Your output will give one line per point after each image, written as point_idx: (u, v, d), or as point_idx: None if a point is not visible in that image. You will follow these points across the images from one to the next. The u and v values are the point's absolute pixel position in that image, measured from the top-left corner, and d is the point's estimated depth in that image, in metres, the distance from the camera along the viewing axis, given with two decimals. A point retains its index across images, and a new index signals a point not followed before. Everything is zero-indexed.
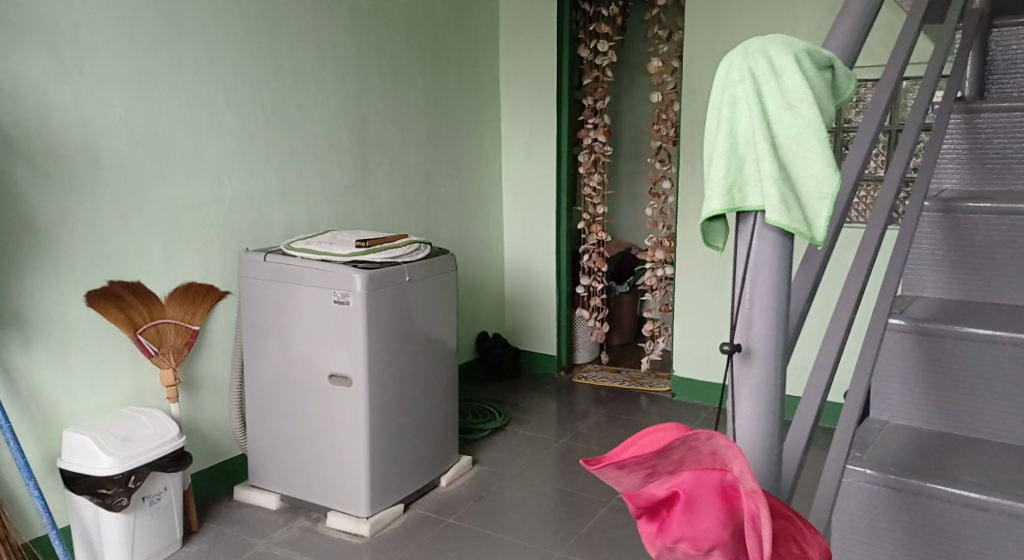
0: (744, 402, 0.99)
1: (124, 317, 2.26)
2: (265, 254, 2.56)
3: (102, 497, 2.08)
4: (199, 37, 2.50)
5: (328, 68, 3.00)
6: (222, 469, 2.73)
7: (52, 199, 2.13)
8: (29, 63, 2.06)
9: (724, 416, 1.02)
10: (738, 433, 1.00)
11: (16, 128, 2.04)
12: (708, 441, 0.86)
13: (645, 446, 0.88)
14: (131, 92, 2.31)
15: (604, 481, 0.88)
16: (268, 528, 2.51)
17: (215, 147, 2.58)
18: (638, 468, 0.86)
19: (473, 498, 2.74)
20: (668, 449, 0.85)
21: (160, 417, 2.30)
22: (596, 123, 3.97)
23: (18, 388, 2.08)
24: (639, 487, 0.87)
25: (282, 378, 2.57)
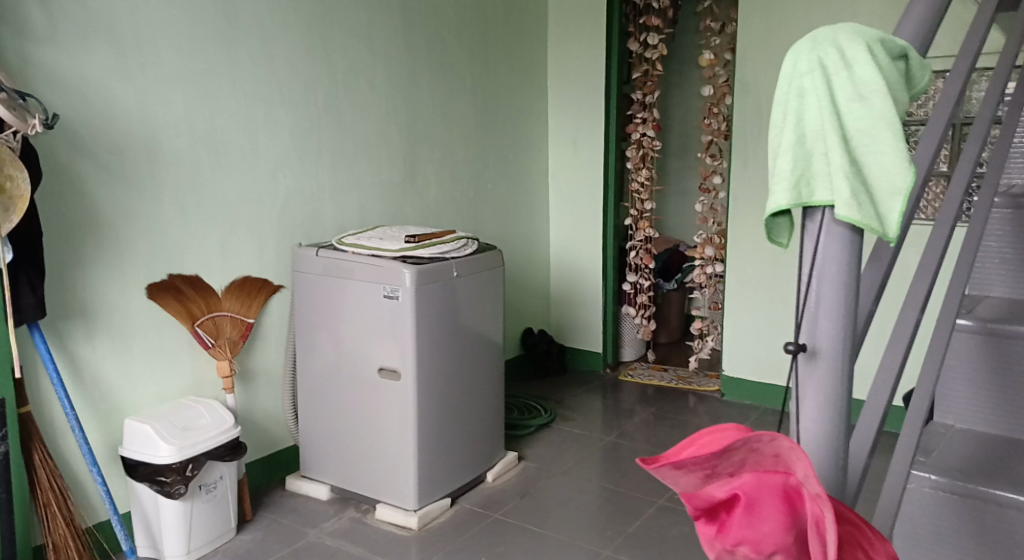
0: (809, 402, 0.97)
1: (184, 310, 2.33)
2: (317, 249, 2.60)
3: (161, 485, 2.14)
4: (255, 36, 2.54)
5: (379, 65, 3.03)
6: (274, 459, 2.78)
7: (115, 195, 2.19)
8: (94, 62, 2.12)
9: (786, 417, 0.99)
10: (802, 435, 0.98)
11: (81, 125, 2.10)
12: (771, 443, 0.85)
13: (706, 447, 0.88)
14: (190, 90, 2.36)
15: (662, 480, 0.88)
16: (319, 518, 2.56)
17: (270, 144, 2.63)
18: (698, 468, 0.86)
19: (520, 494, 2.74)
20: (729, 449, 0.85)
21: (217, 408, 2.36)
22: (644, 117, 3.92)
23: (83, 377, 2.16)
24: (699, 488, 0.86)
25: (333, 371, 2.61)
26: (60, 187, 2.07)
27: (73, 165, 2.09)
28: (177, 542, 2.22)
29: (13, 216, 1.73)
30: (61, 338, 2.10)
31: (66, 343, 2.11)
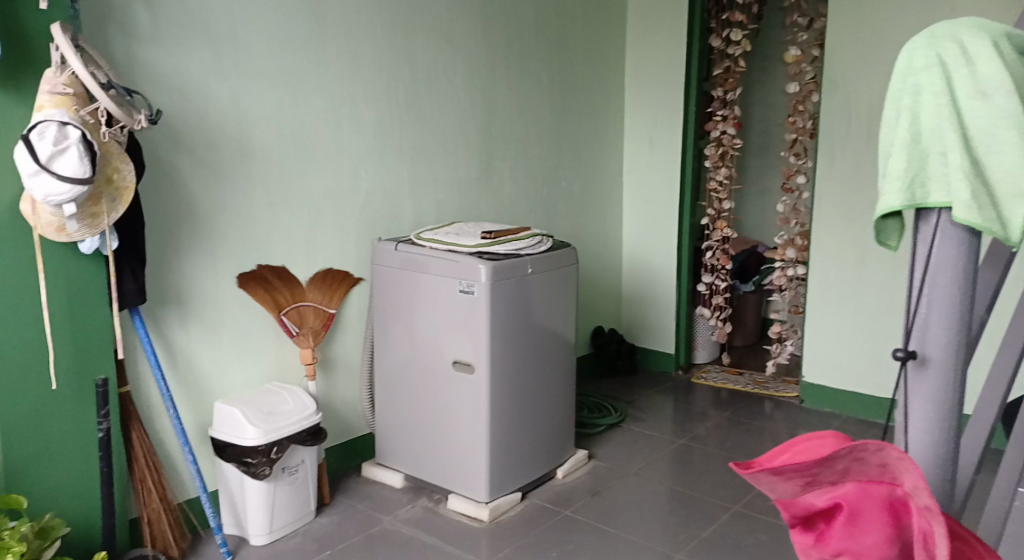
0: (917, 412, 0.93)
1: (271, 299, 2.44)
2: (396, 243, 2.65)
3: (247, 465, 2.23)
4: (342, 35, 2.61)
5: (459, 63, 3.07)
6: (350, 446, 2.86)
7: (209, 188, 2.29)
8: (193, 61, 2.21)
9: (892, 427, 0.96)
10: (910, 446, 0.93)
11: (181, 121, 2.20)
12: (878, 452, 0.81)
13: (804, 454, 0.85)
14: (280, 88, 2.44)
15: (757, 487, 0.87)
16: (393, 506, 2.61)
17: (353, 140, 2.69)
18: (797, 476, 0.84)
19: (590, 492, 2.74)
20: (831, 459, 0.82)
21: (300, 394, 2.44)
22: (725, 114, 3.83)
23: (177, 361, 2.26)
24: (797, 496, 0.85)
25: (408, 363, 2.66)
26: (160, 180, 2.17)
27: (172, 158, 2.19)
28: (260, 522, 2.30)
29: (119, 206, 1.82)
30: (158, 323, 2.21)
31: (162, 328, 2.22)
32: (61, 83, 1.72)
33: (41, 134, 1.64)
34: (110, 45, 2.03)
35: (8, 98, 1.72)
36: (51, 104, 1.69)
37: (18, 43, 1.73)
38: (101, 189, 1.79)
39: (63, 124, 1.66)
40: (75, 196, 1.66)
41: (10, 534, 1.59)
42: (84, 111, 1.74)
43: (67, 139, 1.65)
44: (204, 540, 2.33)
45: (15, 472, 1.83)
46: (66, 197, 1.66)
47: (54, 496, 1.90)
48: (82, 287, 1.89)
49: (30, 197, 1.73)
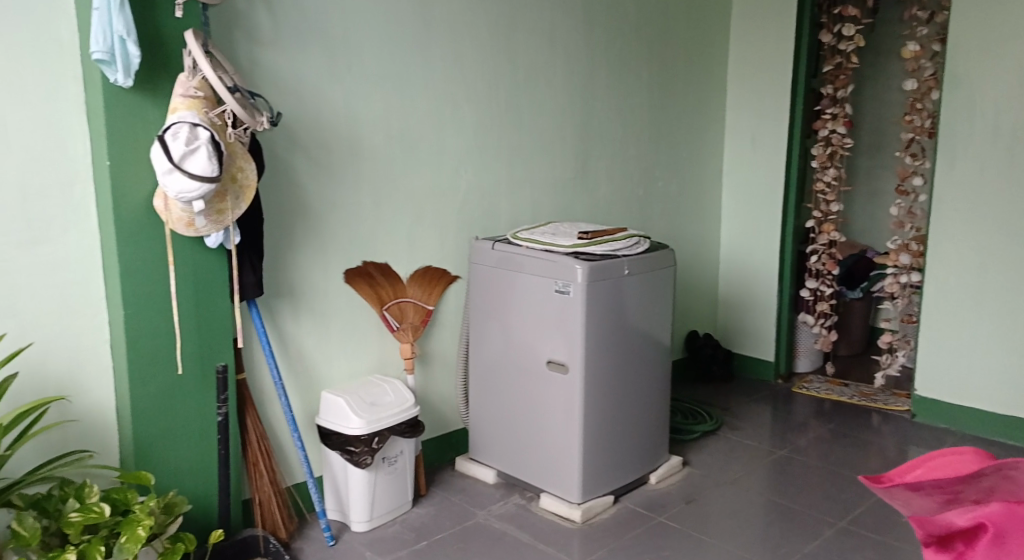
0: None
1: (374, 295, 2.50)
2: (493, 241, 2.68)
3: (350, 454, 2.31)
4: (447, 37, 2.66)
5: (559, 63, 3.07)
6: (445, 440, 2.91)
7: (321, 187, 2.39)
8: (309, 64, 2.31)
9: None
10: None
11: (295, 122, 2.30)
12: None
13: (941, 471, 0.78)
14: (388, 89, 2.52)
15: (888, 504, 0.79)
16: (487, 501, 2.65)
17: (455, 140, 2.74)
18: (938, 493, 0.77)
19: (685, 499, 2.68)
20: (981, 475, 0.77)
21: (400, 387, 2.50)
22: (835, 113, 3.71)
23: (288, 351, 2.37)
24: (936, 514, 0.78)
25: (503, 360, 2.68)
26: (276, 178, 2.28)
27: (288, 158, 2.30)
28: (362, 510, 2.38)
29: (241, 203, 1.94)
30: (272, 315, 2.32)
31: (275, 320, 2.33)
32: (193, 87, 1.83)
33: (175, 134, 1.75)
34: (234, 49, 2.14)
35: (146, 101, 1.85)
36: (184, 106, 1.81)
37: (156, 50, 1.85)
38: (227, 187, 1.90)
39: (194, 126, 1.77)
40: (202, 193, 1.77)
41: (141, 508, 1.72)
42: (212, 113, 1.85)
43: (198, 140, 1.76)
44: (309, 524, 2.43)
45: (145, 449, 1.96)
46: (195, 194, 1.77)
47: (178, 474, 2.03)
48: (206, 278, 2.01)
49: (163, 193, 1.85)
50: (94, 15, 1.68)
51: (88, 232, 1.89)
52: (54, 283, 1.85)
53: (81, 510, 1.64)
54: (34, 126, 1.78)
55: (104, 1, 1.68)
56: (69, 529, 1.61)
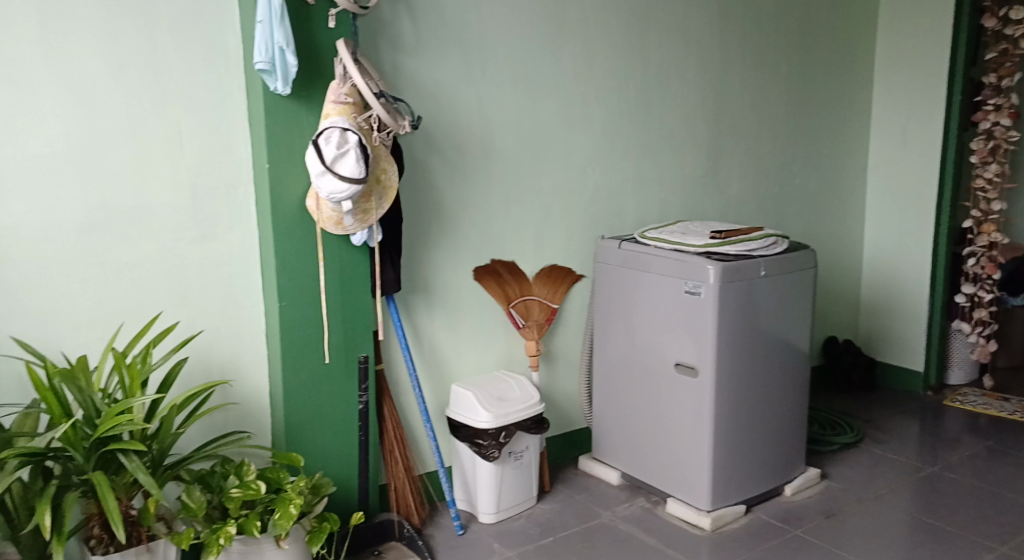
0: None
1: (502, 292, 2.55)
2: (620, 240, 2.66)
3: (478, 446, 2.37)
4: (579, 36, 2.66)
5: (692, 58, 3.00)
6: (569, 439, 2.92)
7: (455, 186, 2.46)
8: (446, 67, 2.38)
9: None
10: None
11: (432, 124, 2.38)
12: None
13: None
14: (520, 90, 2.55)
15: None
16: (612, 501, 2.63)
17: (584, 139, 2.74)
18: None
19: (823, 513, 2.56)
20: None
21: (526, 383, 2.53)
22: (999, 104, 3.39)
23: (421, 344, 2.46)
24: None
25: (628, 361, 2.65)
26: (413, 178, 2.36)
27: (424, 158, 2.38)
28: (489, 502, 2.43)
29: (384, 202, 2.03)
30: (407, 309, 2.41)
31: (410, 314, 2.42)
32: (344, 93, 1.94)
33: (327, 139, 1.86)
34: (378, 55, 2.24)
35: (301, 106, 1.97)
36: (336, 112, 1.92)
37: (311, 59, 1.97)
38: (372, 188, 2.00)
39: (344, 130, 1.87)
40: (351, 194, 1.87)
41: (292, 487, 1.85)
42: (360, 118, 1.96)
43: (348, 143, 1.87)
44: (439, 513, 2.52)
45: (295, 433, 2.10)
46: (345, 195, 1.87)
47: (323, 458, 2.16)
48: (350, 274, 2.12)
49: (316, 194, 1.97)
50: (258, 28, 1.81)
51: (248, 230, 2.04)
52: (218, 276, 2.01)
53: (241, 486, 1.80)
54: (203, 131, 1.94)
55: (268, 14, 1.82)
56: (231, 504, 1.77)
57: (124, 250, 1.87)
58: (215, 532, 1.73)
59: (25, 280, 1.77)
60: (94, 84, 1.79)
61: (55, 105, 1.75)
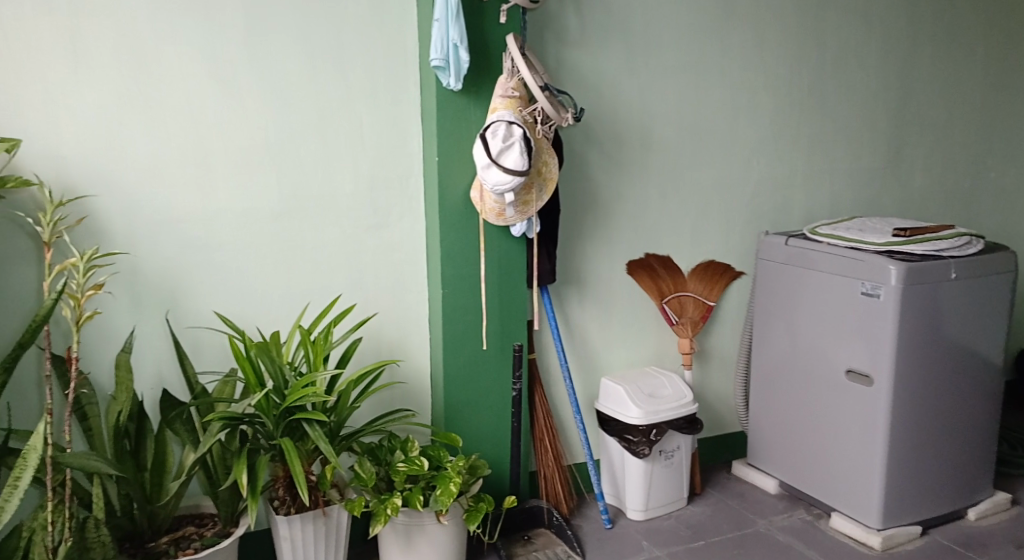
0: None
1: (655, 287, 2.51)
2: (786, 237, 2.53)
3: (628, 442, 2.34)
4: (749, 23, 2.56)
5: (874, 42, 2.80)
6: (722, 441, 2.83)
7: (613, 180, 2.44)
8: (610, 58, 2.37)
9: None
10: None
11: (595, 117, 2.38)
12: None
13: None
14: (684, 81, 2.49)
15: None
16: (767, 510, 2.53)
17: (749, 131, 2.64)
18: None
19: (1014, 543, 2.31)
20: None
21: (679, 382, 2.48)
22: None
23: (573, 336, 2.47)
24: None
25: (790, 363, 2.52)
26: (573, 171, 2.38)
27: (584, 151, 2.38)
28: (638, 499, 2.41)
29: (544, 194, 2.07)
30: (560, 301, 2.44)
31: (564, 306, 2.44)
32: (511, 87, 1.99)
33: (494, 133, 1.92)
34: (543, 49, 2.27)
35: (469, 101, 2.04)
36: (503, 106, 1.97)
37: (480, 54, 2.03)
38: (533, 180, 2.04)
39: (510, 123, 1.92)
40: (514, 186, 1.91)
41: (452, 466, 1.94)
42: (525, 112, 2.00)
43: (513, 137, 1.91)
44: (586, 504, 2.53)
45: (452, 415, 2.19)
46: (508, 187, 1.91)
47: (478, 441, 2.23)
48: (508, 264, 2.17)
49: (480, 185, 2.03)
50: (436, 26, 1.89)
51: (416, 220, 2.15)
52: (389, 262, 2.13)
53: (406, 461, 1.91)
54: (381, 125, 2.06)
55: (444, 13, 1.89)
56: (397, 476, 1.89)
57: (308, 236, 2.03)
58: (383, 503, 1.84)
59: (227, 262, 1.96)
60: (288, 82, 1.95)
61: (255, 101, 1.93)
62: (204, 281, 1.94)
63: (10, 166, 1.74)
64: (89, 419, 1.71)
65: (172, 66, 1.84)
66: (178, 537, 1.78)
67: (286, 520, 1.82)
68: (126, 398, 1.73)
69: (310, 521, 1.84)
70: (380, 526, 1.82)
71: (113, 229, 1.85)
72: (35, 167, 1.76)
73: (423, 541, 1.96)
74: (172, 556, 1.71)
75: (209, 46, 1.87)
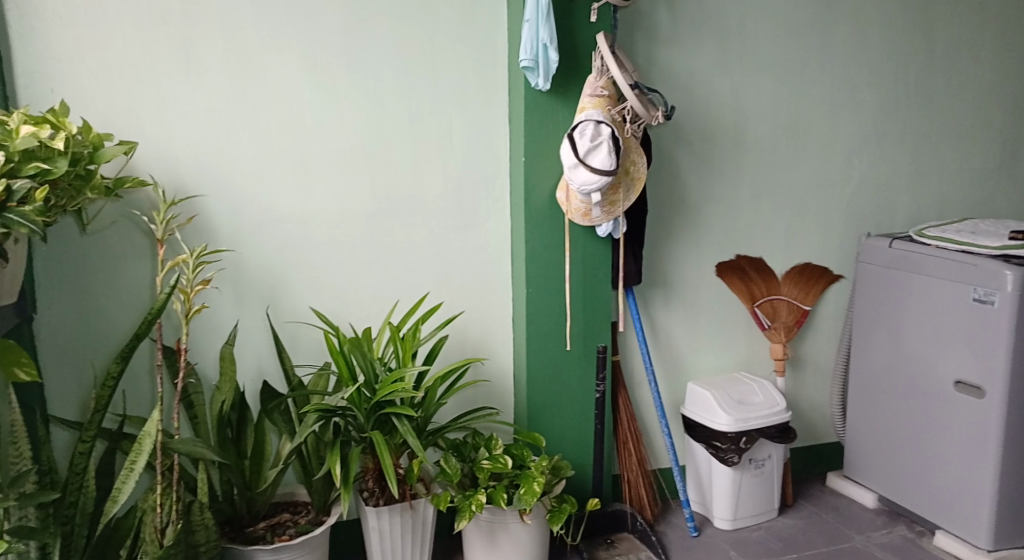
0: None
1: (746, 291, 2.44)
2: (890, 239, 2.40)
3: (716, 449, 2.29)
4: (851, 16, 2.45)
5: (990, 33, 2.63)
6: (816, 451, 2.73)
7: (704, 180, 2.39)
8: (703, 56, 2.31)
9: None
10: None
11: (685, 116, 2.33)
12: None
13: None
14: (780, 77, 2.41)
15: None
16: (864, 526, 2.41)
17: (850, 128, 2.53)
18: None
19: None
20: None
21: (770, 388, 2.40)
22: None
23: (660, 339, 2.43)
24: None
25: (892, 372, 2.39)
26: (662, 171, 2.34)
27: (674, 150, 2.34)
28: (726, 508, 2.35)
29: (632, 194, 2.04)
30: (646, 303, 2.40)
31: (650, 308, 2.40)
32: (600, 87, 1.98)
33: (582, 132, 1.91)
34: (634, 47, 2.24)
35: (558, 101, 2.04)
36: (591, 105, 1.96)
37: (570, 54, 2.03)
38: (621, 180, 2.02)
39: (598, 123, 1.91)
40: (601, 186, 1.90)
41: (535, 466, 1.94)
42: (614, 111, 1.99)
43: (601, 136, 1.90)
44: (671, 511, 2.48)
45: (536, 415, 2.19)
46: (595, 187, 1.90)
47: (561, 441, 2.23)
48: (594, 265, 2.16)
49: (566, 186, 2.02)
50: (526, 27, 1.90)
51: (503, 220, 2.16)
52: (476, 262, 2.15)
53: (490, 459, 1.93)
54: (471, 126, 2.08)
55: (535, 14, 1.89)
56: (481, 473, 1.91)
57: (399, 236, 2.07)
58: (468, 499, 1.87)
59: (322, 260, 2.03)
60: (383, 85, 2.00)
61: (351, 104, 1.98)
62: (301, 279, 2.02)
63: (128, 168, 1.86)
64: (195, 407, 1.80)
65: (274, 72, 1.92)
66: (274, 523, 1.86)
67: (374, 511, 1.87)
68: (229, 389, 1.81)
69: (398, 514, 1.89)
70: (465, 522, 1.84)
71: (219, 228, 1.94)
72: (150, 169, 1.87)
73: (507, 540, 1.97)
74: (268, 541, 1.78)
75: (310, 52, 1.93)
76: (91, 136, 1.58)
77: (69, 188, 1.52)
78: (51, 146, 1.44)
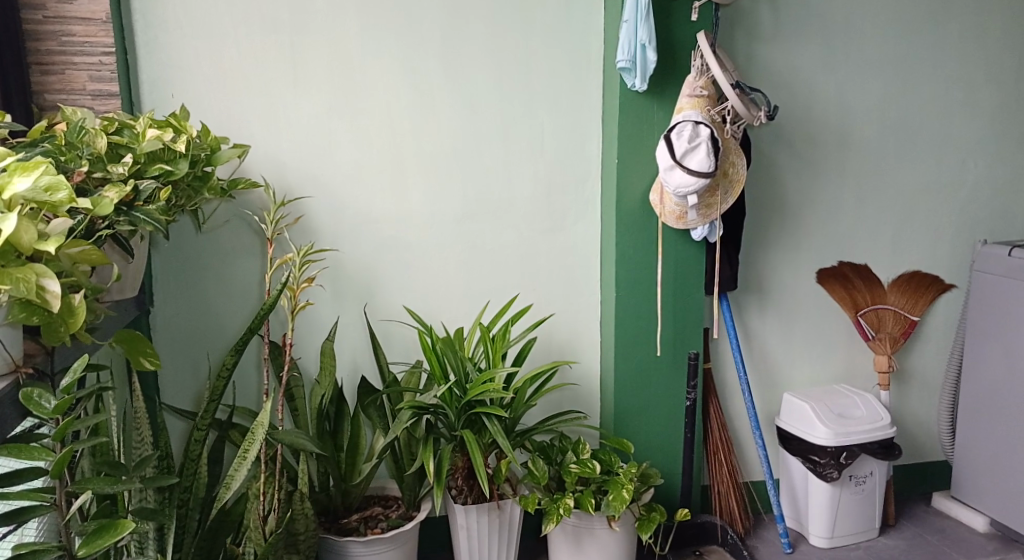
0: None
1: (849, 299, 2.32)
2: (1010, 247, 2.24)
3: (814, 464, 2.18)
4: (969, 11, 2.31)
5: None
6: (921, 469, 2.58)
7: (804, 183, 2.30)
8: (807, 55, 2.23)
9: None
10: None
11: (787, 117, 2.25)
12: None
13: None
14: (889, 76, 2.30)
15: None
16: (975, 551, 2.26)
17: (966, 129, 2.38)
18: None
19: None
20: None
21: (873, 403, 2.28)
22: None
23: (753, 347, 2.36)
24: None
25: (1008, 390, 2.23)
26: (761, 174, 2.26)
27: (773, 152, 2.26)
28: (823, 525, 2.25)
29: (729, 197, 1.99)
30: (739, 309, 2.33)
31: (744, 315, 2.33)
32: (700, 86, 1.93)
33: (679, 133, 1.87)
34: (734, 47, 2.17)
35: (653, 103, 2.01)
36: (690, 106, 1.92)
37: (667, 55, 1.99)
38: (718, 182, 1.97)
39: (696, 124, 1.87)
40: (698, 189, 1.86)
41: (624, 472, 1.92)
42: (713, 111, 1.94)
43: (699, 138, 1.86)
44: (764, 525, 2.40)
45: (624, 421, 2.17)
46: (692, 190, 1.86)
47: (649, 448, 2.20)
48: (687, 269, 2.11)
49: (660, 189, 1.99)
50: (624, 28, 1.88)
51: (593, 224, 2.14)
52: (566, 265, 2.15)
53: (578, 463, 1.92)
54: (565, 129, 2.08)
55: (633, 14, 1.87)
56: (569, 477, 1.90)
57: (490, 237, 2.09)
58: (556, 502, 1.86)
59: (416, 260, 2.06)
60: (478, 90, 2.02)
61: (447, 109, 2.01)
62: (395, 279, 2.06)
63: (240, 171, 1.94)
64: (297, 400, 1.88)
65: (375, 78, 1.97)
66: (367, 516, 1.90)
67: (463, 509, 1.89)
68: (329, 383, 1.87)
69: (485, 513, 1.89)
70: (552, 525, 1.83)
71: (321, 228, 2.01)
72: (260, 172, 1.95)
73: (593, 545, 1.96)
74: (362, 533, 1.83)
75: (409, 58, 1.97)
76: (209, 139, 1.67)
77: (187, 188, 1.61)
78: (173, 148, 1.53)
